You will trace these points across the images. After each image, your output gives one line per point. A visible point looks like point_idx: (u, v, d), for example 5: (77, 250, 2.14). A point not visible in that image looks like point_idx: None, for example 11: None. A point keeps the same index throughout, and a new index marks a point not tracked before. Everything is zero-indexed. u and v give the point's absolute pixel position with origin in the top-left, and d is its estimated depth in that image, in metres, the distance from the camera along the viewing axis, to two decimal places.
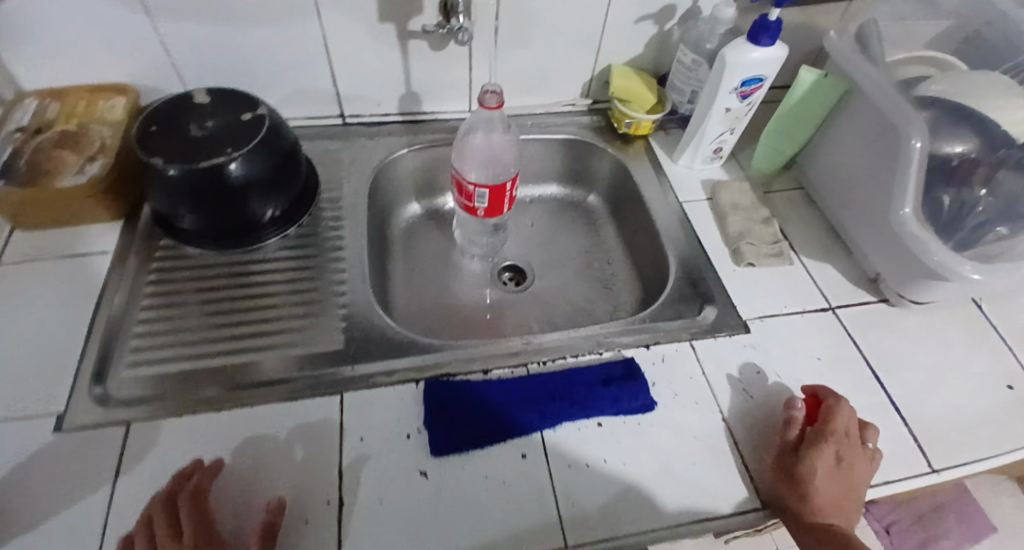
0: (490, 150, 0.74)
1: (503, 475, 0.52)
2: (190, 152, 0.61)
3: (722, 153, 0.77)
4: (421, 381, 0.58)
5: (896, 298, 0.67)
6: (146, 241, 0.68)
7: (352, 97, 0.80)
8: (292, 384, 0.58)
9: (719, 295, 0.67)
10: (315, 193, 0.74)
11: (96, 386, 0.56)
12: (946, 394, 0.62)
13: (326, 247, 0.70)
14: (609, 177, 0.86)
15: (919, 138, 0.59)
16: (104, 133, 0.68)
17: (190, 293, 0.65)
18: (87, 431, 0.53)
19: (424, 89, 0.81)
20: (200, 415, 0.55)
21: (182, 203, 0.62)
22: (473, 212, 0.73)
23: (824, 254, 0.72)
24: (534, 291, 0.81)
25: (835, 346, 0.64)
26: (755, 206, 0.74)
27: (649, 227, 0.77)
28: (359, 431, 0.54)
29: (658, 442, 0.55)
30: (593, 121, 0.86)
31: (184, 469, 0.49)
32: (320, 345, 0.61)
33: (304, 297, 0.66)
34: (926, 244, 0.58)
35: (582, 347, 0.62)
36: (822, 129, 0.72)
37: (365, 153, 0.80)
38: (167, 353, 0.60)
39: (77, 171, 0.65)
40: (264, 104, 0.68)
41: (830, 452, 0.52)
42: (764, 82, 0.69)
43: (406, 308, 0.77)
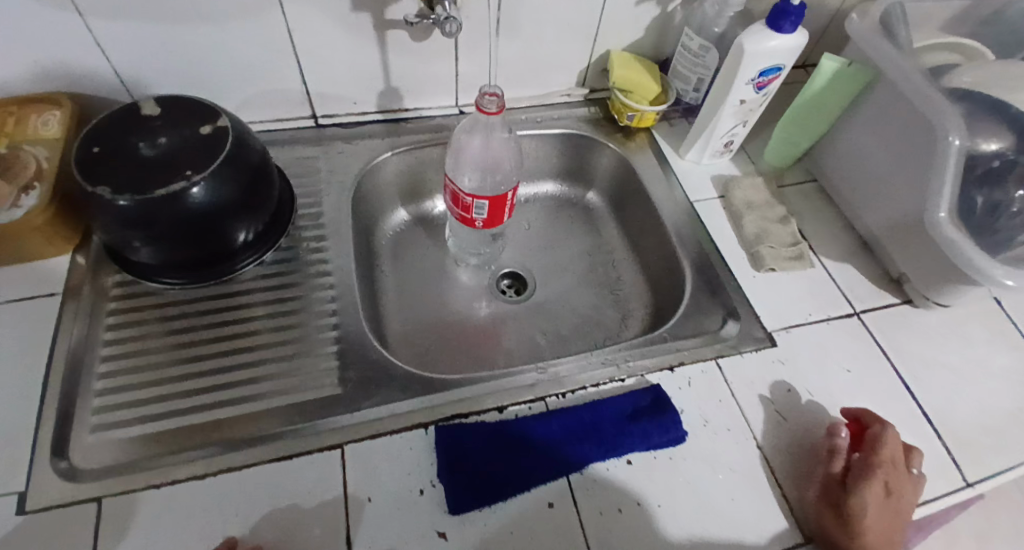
0: (488, 156, 0.67)
1: (529, 529, 0.48)
2: (142, 178, 0.52)
3: (732, 146, 0.72)
4: (431, 425, 0.52)
5: (921, 300, 0.64)
6: (99, 277, 0.59)
7: (324, 96, 0.71)
8: (284, 439, 0.51)
9: (741, 305, 0.63)
10: (291, 212, 0.66)
11: (59, 456, 0.48)
12: (975, 399, 0.60)
13: (309, 273, 0.63)
14: (610, 173, 0.80)
15: (955, 135, 0.55)
16: (39, 155, 0.58)
17: (157, 335, 0.57)
18: (52, 513, 0.46)
19: (404, 85, 0.72)
20: (182, 484, 0.48)
21: (136, 237, 0.53)
22: (470, 223, 0.66)
23: (843, 252, 0.68)
24: (537, 301, 0.76)
25: (863, 354, 0.61)
26: (771, 203, 0.70)
27: (658, 229, 0.72)
28: (366, 490, 0.48)
29: (693, 477, 0.52)
30: (591, 112, 0.79)
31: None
32: (312, 390, 0.54)
33: (289, 334, 0.59)
34: (962, 249, 0.55)
35: (603, 374, 0.57)
36: (839, 121, 0.68)
37: (344, 159, 0.72)
38: (134, 411, 0.52)
39: (11, 204, 0.55)
40: (225, 113, 0.59)
41: (880, 484, 0.50)
42: (782, 71, 0.63)
43: (401, 329, 0.71)
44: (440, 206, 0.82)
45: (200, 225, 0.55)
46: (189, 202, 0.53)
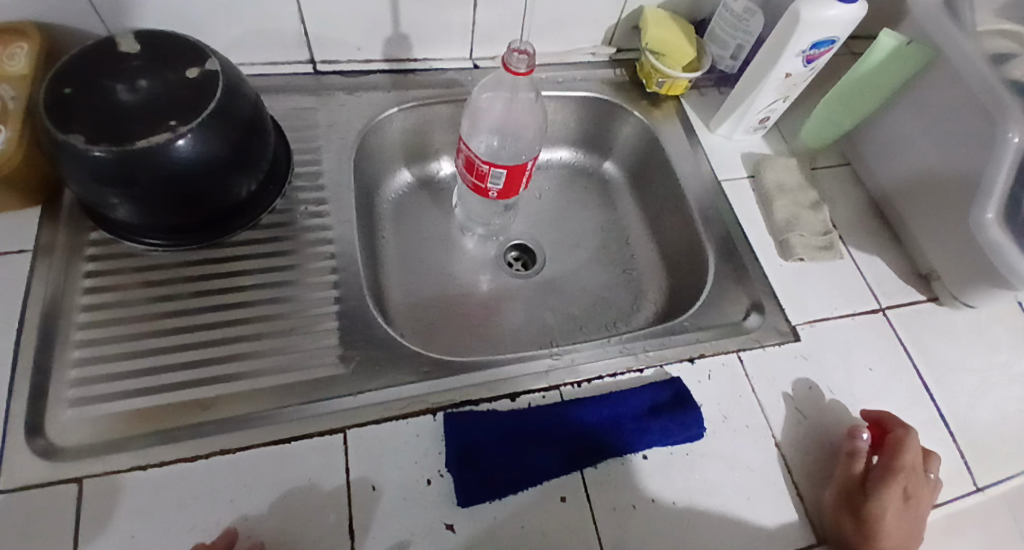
0: (509, 119, 0.61)
1: (541, 525, 0.46)
2: (120, 126, 0.46)
3: (767, 122, 0.67)
4: (439, 412, 0.49)
5: (949, 298, 0.61)
6: (74, 234, 0.54)
7: (326, 41, 0.64)
8: (278, 421, 0.47)
9: (766, 296, 0.60)
10: (287, 171, 0.60)
11: (34, 431, 0.45)
12: (994, 404, 0.59)
13: (305, 241, 0.58)
14: (631, 143, 0.74)
15: (1016, 132, 0.52)
16: (3, 92, 0.51)
17: (139, 303, 0.52)
18: (28, 495, 0.42)
19: (416, 32, 0.65)
20: (170, 467, 0.44)
21: (114, 193, 0.48)
22: (484, 193, 0.61)
23: (873, 244, 0.65)
24: (546, 276, 0.72)
25: (887, 354, 0.59)
26: (803, 187, 0.66)
27: (681, 207, 0.68)
28: (370, 479, 0.46)
29: (710, 474, 0.50)
30: (616, 75, 0.73)
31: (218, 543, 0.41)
32: (309, 369, 0.51)
33: (279, 306, 0.54)
34: (1007, 254, 0.52)
35: (620, 364, 0.54)
36: (886, 103, 0.63)
37: (347, 112, 0.66)
38: (115, 385, 0.48)
39: None
40: (216, 56, 0.52)
41: (899, 490, 0.48)
42: (835, 44, 0.58)
43: (402, 301, 0.66)
44: (446, 168, 0.76)
45: (186, 183, 0.49)
46: (173, 156, 0.47)
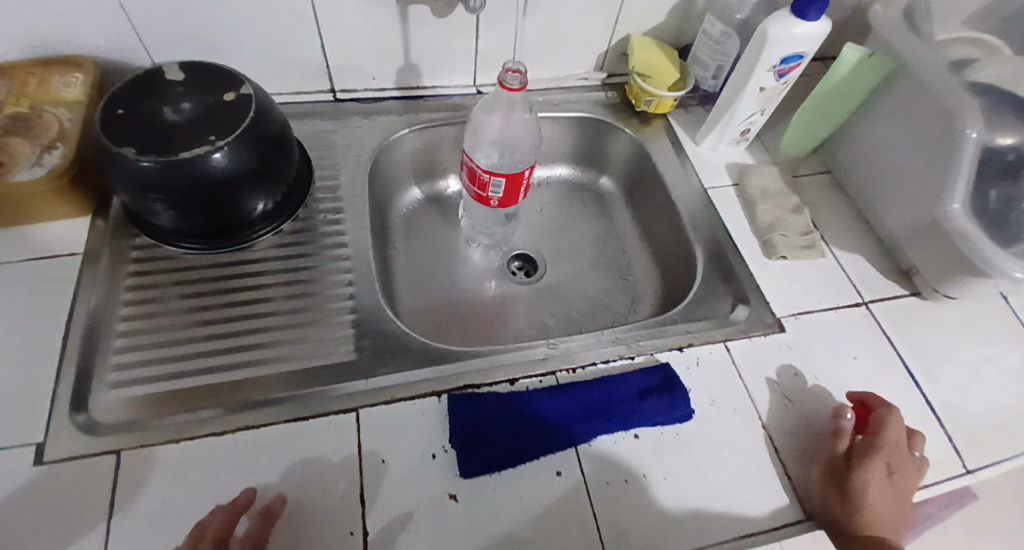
0: (508, 133, 0.68)
1: (537, 496, 0.49)
2: (165, 141, 0.53)
3: (749, 134, 0.73)
4: (443, 394, 0.53)
5: (930, 292, 0.64)
6: (120, 239, 0.60)
7: (344, 71, 0.72)
8: (296, 402, 0.52)
9: (752, 292, 0.64)
10: (308, 185, 0.67)
11: (78, 409, 0.49)
12: (985, 394, 0.60)
13: (323, 246, 0.64)
14: (625, 159, 0.80)
15: (973, 128, 0.56)
16: (62, 116, 0.59)
17: (175, 299, 0.58)
18: (71, 465, 0.47)
19: (424, 61, 0.73)
20: (198, 441, 0.49)
21: (157, 200, 0.54)
22: (485, 202, 0.66)
23: (855, 244, 0.68)
24: (547, 283, 0.76)
25: (873, 344, 0.61)
26: (785, 192, 0.70)
27: (672, 215, 0.72)
28: (379, 453, 0.49)
29: (699, 453, 0.52)
30: (607, 97, 0.79)
31: (238, 503, 0.45)
32: (324, 357, 0.55)
33: (299, 303, 0.59)
34: (973, 241, 0.56)
35: (612, 352, 0.58)
36: (858, 112, 0.68)
37: (362, 133, 0.73)
38: (152, 370, 0.53)
39: (33, 162, 0.55)
40: (249, 82, 0.59)
41: (882, 464, 0.50)
42: (803, 59, 0.63)
43: (412, 305, 0.71)
44: (453, 186, 0.82)
45: (219, 192, 0.56)
46: (210, 167, 0.54)
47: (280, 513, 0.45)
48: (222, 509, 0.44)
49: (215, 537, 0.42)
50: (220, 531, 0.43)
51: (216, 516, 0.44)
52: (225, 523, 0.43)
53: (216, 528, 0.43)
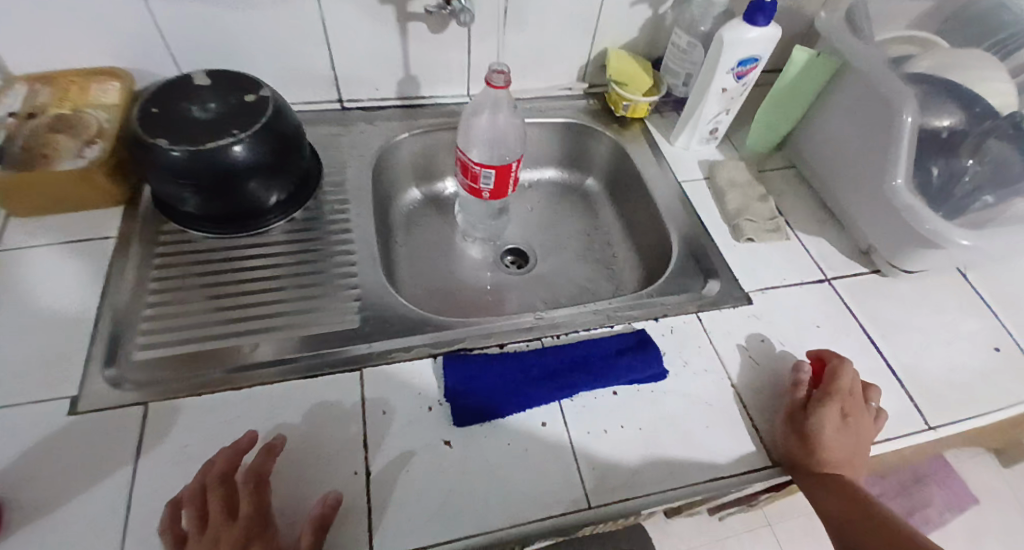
0: (495, 131, 0.76)
1: (525, 443, 0.54)
2: (193, 134, 0.60)
3: (718, 133, 0.80)
4: (439, 356, 0.59)
5: (887, 268, 0.70)
6: (150, 225, 0.67)
7: (350, 82, 0.80)
8: (305, 362, 0.57)
9: (722, 269, 0.69)
10: (318, 179, 0.74)
11: (108, 367, 0.55)
12: (940, 356, 0.65)
13: (331, 232, 0.70)
14: (606, 160, 0.87)
15: (908, 113, 0.63)
16: (100, 116, 0.67)
17: (195, 276, 0.64)
18: (101, 415, 0.52)
19: (423, 73, 0.81)
20: (218, 394, 0.54)
21: (183, 187, 0.61)
22: (477, 194, 0.73)
23: (818, 228, 0.75)
24: (537, 273, 0.82)
25: (835, 315, 0.67)
26: (752, 183, 0.77)
27: (649, 207, 0.79)
28: (381, 405, 0.55)
29: (672, 407, 0.57)
30: (590, 105, 0.87)
31: (240, 444, 0.49)
32: (332, 325, 0.61)
33: (308, 281, 0.65)
34: (916, 212, 0.62)
35: (593, 321, 0.63)
36: (811, 108, 0.77)
37: (367, 137, 0.80)
38: (176, 336, 0.58)
39: (75, 155, 0.63)
40: (267, 86, 0.67)
41: (837, 408, 0.55)
42: (760, 62, 0.71)
43: (412, 291, 0.77)
44: (450, 187, 0.90)
45: (240, 179, 0.62)
46: (232, 156, 0.60)
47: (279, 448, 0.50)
48: (225, 450, 0.49)
49: (220, 472, 0.47)
50: (225, 467, 0.48)
51: (220, 454, 0.48)
52: (229, 460, 0.48)
53: (221, 464, 0.48)
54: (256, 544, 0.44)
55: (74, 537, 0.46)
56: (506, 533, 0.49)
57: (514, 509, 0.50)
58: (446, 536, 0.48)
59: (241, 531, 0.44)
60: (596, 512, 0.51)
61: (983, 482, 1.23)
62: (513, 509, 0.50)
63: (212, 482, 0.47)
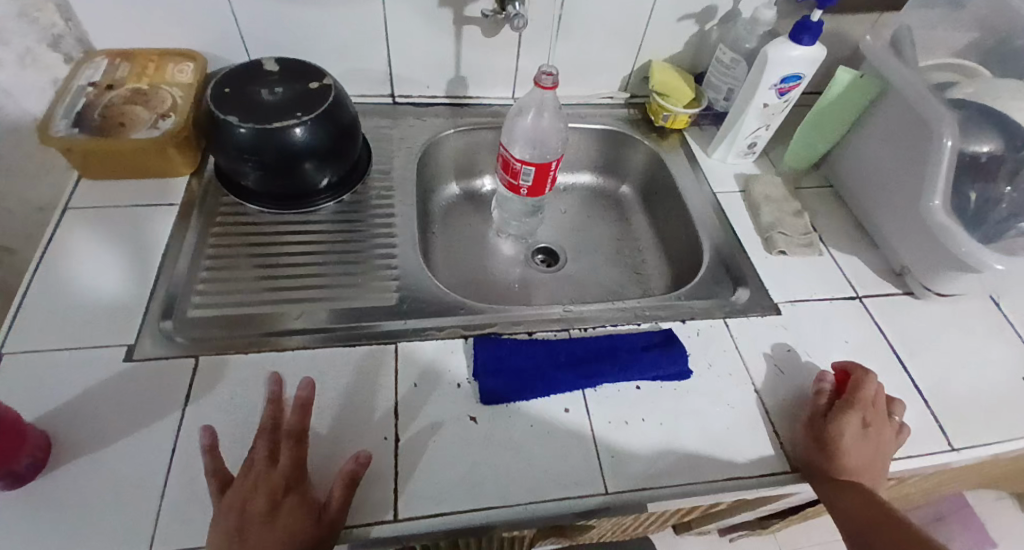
0: (539, 131, 0.79)
1: (547, 425, 0.55)
2: (261, 114, 0.64)
3: (755, 148, 0.81)
4: (470, 337, 0.61)
5: (920, 289, 0.70)
6: (210, 196, 0.71)
7: (402, 77, 0.84)
8: (344, 332, 0.60)
9: (752, 278, 0.70)
10: (367, 166, 0.77)
11: (164, 322, 0.59)
12: (969, 380, 0.64)
13: (375, 216, 0.74)
14: (643, 168, 0.89)
15: (949, 137, 0.64)
16: (174, 93, 0.72)
17: (248, 247, 0.68)
18: (154, 364, 0.56)
19: (472, 74, 0.85)
20: (262, 354, 0.57)
21: (246, 162, 0.65)
22: (516, 190, 0.76)
23: (850, 247, 0.75)
24: (567, 273, 0.84)
25: (862, 331, 0.67)
26: (786, 199, 0.78)
27: (682, 215, 0.81)
28: (412, 378, 0.57)
29: (694, 405, 0.58)
30: (630, 114, 0.90)
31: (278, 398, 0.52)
32: (371, 301, 0.64)
33: (351, 259, 0.68)
34: (952, 233, 0.63)
35: (621, 318, 0.65)
36: (851, 129, 0.78)
37: (414, 131, 0.84)
38: (227, 299, 0.62)
39: (150, 126, 0.68)
40: (330, 75, 0.71)
41: (858, 418, 0.55)
42: (802, 80, 0.73)
43: (446, 279, 0.80)
44: (488, 185, 0.93)
45: (297, 160, 0.66)
46: (293, 137, 0.64)
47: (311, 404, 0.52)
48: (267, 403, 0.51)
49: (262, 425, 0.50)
50: (267, 420, 0.50)
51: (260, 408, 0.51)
52: (271, 414, 0.51)
53: (263, 419, 0.50)
54: (292, 494, 0.47)
55: (123, 471, 0.49)
56: (524, 509, 0.50)
57: (533, 486, 0.51)
58: (467, 505, 0.50)
59: (280, 480, 0.47)
60: (612, 498, 0.52)
61: (1007, 527, 1.19)
62: (531, 486, 0.51)
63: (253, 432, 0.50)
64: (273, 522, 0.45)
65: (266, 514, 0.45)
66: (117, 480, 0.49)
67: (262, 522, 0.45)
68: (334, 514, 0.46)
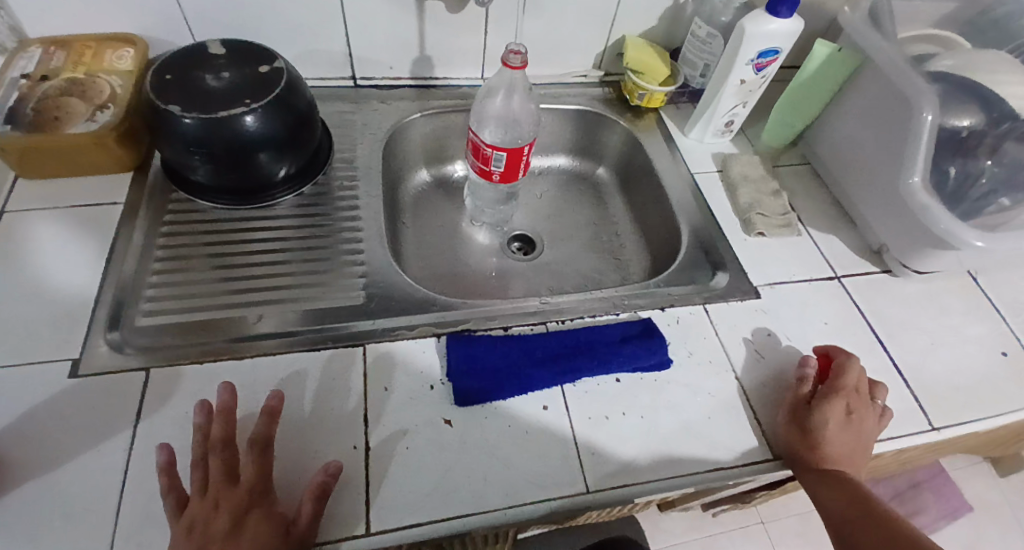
0: (510, 114, 0.76)
1: (524, 425, 0.53)
2: (206, 102, 0.59)
3: (733, 127, 0.79)
4: (443, 336, 0.58)
5: (898, 268, 0.69)
6: (158, 193, 0.67)
7: (364, 59, 0.79)
8: (309, 335, 0.57)
9: (731, 262, 0.69)
10: (329, 155, 0.73)
11: (112, 331, 0.55)
12: (947, 359, 0.64)
13: (339, 208, 0.70)
14: (619, 150, 0.87)
15: (929, 111, 0.62)
16: (113, 82, 0.67)
17: (201, 247, 0.63)
18: (105, 378, 0.52)
19: (438, 53, 0.80)
20: (221, 363, 0.54)
21: (195, 155, 0.60)
22: (488, 176, 0.72)
23: (829, 226, 0.74)
24: (544, 260, 0.81)
25: (843, 313, 0.66)
26: (765, 178, 0.76)
27: (660, 198, 0.78)
28: (383, 382, 0.54)
29: (675, 396, 0.57)
30: (604, 93, 0.87)
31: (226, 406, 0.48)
32: (336, 300, 0.61)
33: (314, 255, 0.65)
34: (931, 211, 0.61)
35: (599, 308, 0.63)
36: (828, 105, 0.76)
37: (378, 116, 0.80)
38: (181, 303, 0.58)
39: (87, 119, 0.63)
40: (281, 58, 0.66)
41: (841, 405, 0.55)
42: (780, 54, 0.70)
43: (418, 272, 0.77)
44: (460, 170, 0.89)
45: (250, 151, 0.62)
46: (244, 127, 0.60)
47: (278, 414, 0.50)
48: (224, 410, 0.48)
49: (219, 438, 0.47)
50: (224, 433, 0.47)
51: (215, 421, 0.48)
52: (227, 427, 0.47)
53: (222, 431, 0.47)
54: (257, 509, 0.44)
55: (73, 494, 0.46)
56: (502, 514, 0.49)
57: (511, 490, 0.50)
58: (443, 513, 0.48)
59: (243, 495, 0.44)
60: (593, 497, 0.51)
61: (979, 493, 1.22)
62: (510, 490, 0.50)
63: (211, 447, 0.46)
64: (236, 541, 0.42)
65: (229, 532, 0.42)
66: (65, 505, 0.46)
67: (225, 539, 0.42)
68: (304, 528, 0.44)
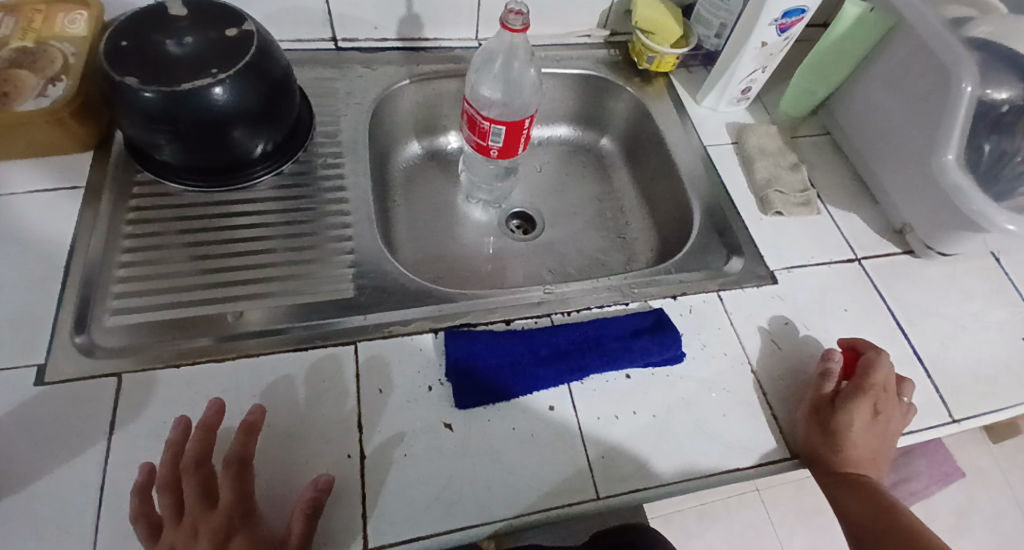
0: (511, 79, 0.70)
1: (530, 428, 0.50)
2: (168, 74, 0.52)
3: (749, 94, 0.74)
4: (441, 332, 0.54)
5: (922, 249, 0.65)
6: (120, 175, 0.61)
7: (346, 19, 0.71)
8: (296, 332, 0.53)
9: (747, 245, 0.64)
10: (309, 129, 0.67)
11: (78, 332, 0.50)
12: (970, 346, 0.61)
13: (324, 188, 0.64)
14: (625, 118, 0.81)
15: (968, 82, 0.58)
16: (66, 49, 0.60)
17: (175, 235, 0.58)
18: (73, 385, 0.48)
19: (428, 13, 0.73)
20: (200, 366, 0.50)
21: (158, 133, 0.54)
22: (485, 152, 0.67)
23: (849, 203, 0.69)
24: (544, 240, 0.77)
25: (863, 298, 0.62)
26: (782, 150, 0.71)
27: (669, 172, 0.73)
28: (378, 383, 0.51)
29: (688, 393, 0.54)
30: (610, 55, 0.80)
31: (207, 420, 0.45)
32: (323, 292, 0.56)
33: (297, 242, 0.59)
34: (964, 192, 0.57)
35: (607, 298, 0.59)
36: (853, 72, 0.70)
37: (364, 83, 0.73)
38: (153, 299, 0.53)
39: (38, 93, 0.56)
40: (250, 18, 0.58)
41: (867, 404, 0.53)
42: (806, 14, 0.64)
43: (411, 254, 0.72)
44: (454, 142, 0.83)
45: (223, 127, 0.55)
46: (213, 101, 0.53)
47: (260, 428, 0.46)
48: (201, 427, 0.44)
49: (195, 457, 0.43)
50: (200, 452, 0.43)
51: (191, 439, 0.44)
52: (203, 444, 0.44)
53: (193, 451, 0.43)
54: (238, 534, 0.41)
55: (43, 514, 0.42)
56: (507, 523, 0.46)
57: (516, 498, 0.47)
58: (445, 525, 0.45)
59: (223, 520, 0.41)
60: (603, 503, 0.48)
61: None
62: (515, 498, 0.47)
63: (187, 466, 0.43)
64: None
65: None
66: (35, 527, 0.42)
67: None
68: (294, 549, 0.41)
